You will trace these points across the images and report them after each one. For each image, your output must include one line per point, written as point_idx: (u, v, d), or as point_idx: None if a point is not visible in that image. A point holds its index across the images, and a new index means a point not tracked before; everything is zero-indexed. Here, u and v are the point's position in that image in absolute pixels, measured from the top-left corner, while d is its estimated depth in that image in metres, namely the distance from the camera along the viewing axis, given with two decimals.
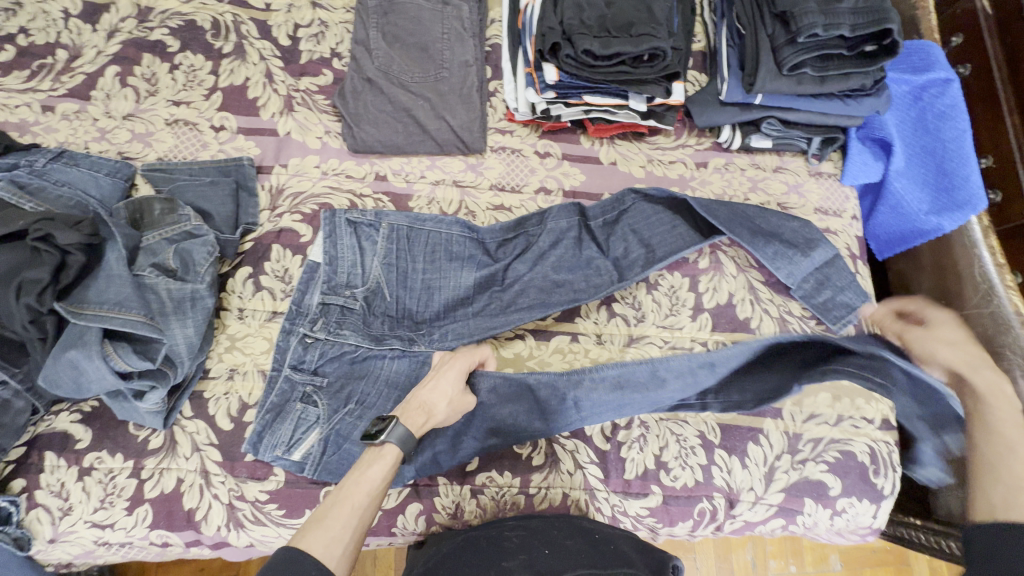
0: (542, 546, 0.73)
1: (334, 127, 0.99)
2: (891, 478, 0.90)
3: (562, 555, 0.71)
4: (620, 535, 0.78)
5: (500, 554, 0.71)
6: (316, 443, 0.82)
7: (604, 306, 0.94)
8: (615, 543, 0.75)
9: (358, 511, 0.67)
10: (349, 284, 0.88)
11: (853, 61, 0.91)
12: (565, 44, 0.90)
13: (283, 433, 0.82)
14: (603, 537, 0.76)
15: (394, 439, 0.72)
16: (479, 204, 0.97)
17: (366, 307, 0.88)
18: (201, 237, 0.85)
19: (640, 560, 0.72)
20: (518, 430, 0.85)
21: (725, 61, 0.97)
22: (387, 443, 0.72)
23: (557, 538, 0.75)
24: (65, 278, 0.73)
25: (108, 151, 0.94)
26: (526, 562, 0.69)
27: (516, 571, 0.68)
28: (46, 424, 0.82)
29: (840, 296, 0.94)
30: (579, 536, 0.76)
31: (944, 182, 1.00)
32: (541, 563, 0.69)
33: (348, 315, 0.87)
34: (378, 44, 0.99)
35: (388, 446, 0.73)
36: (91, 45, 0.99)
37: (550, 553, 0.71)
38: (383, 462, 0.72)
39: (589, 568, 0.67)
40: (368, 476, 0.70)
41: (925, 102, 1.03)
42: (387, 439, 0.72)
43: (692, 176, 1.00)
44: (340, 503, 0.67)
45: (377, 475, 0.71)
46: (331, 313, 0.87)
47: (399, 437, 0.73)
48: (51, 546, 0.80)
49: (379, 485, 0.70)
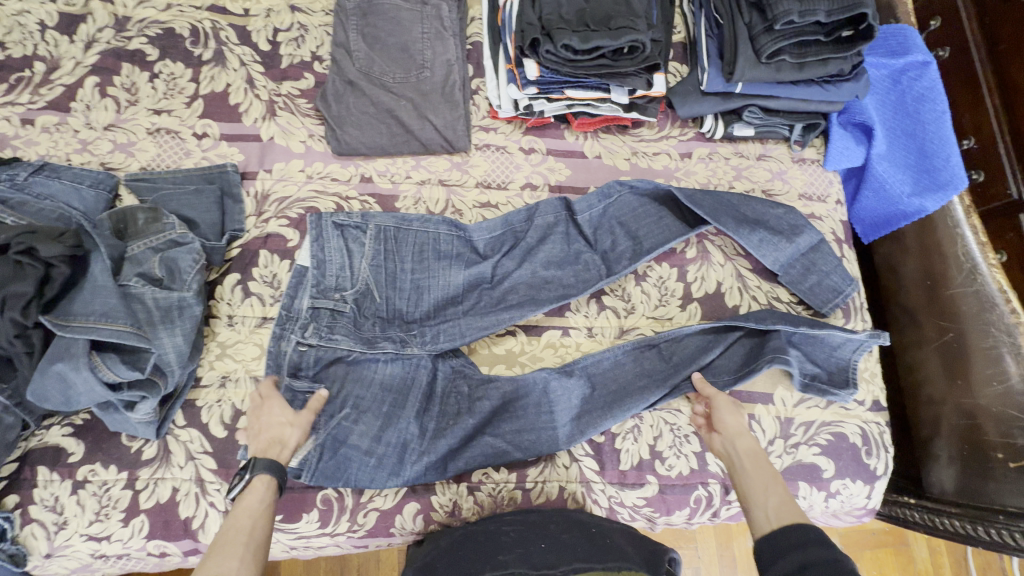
0: (538, 539, 0.74)
1: (317, 130, 0.99)
2: (883, 459, 0.91)
3: (557, 548, 0.73)
4: (616, 528, 0.79)
5: (496, 547, 0.73)
6: (310, 450, 0.81)
7: (595, 300, 0.94)
8: (611, 537, 0.76)
9: (244, 536, 0.65)
10: (338, 287, 0.88)
11: (829, 47, 0.92)
12: (544, 39, 0.90)
13: None
14: (601, 531, 0.77)
15: (262, 468, 0.71)
16: (465, 202, 0.97)
17: (356, 309, 0.89)
18: (186, 245, 0.84)
19: (635, 552, 0.74)
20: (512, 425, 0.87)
21: (705, 51, 0.98)
22: (255, 477, 0.70)
23: (554, 532, 0.76)
24: (49, 291, 0.72)
25: (91, 162, 0.94)
26: (522, 556, 0.71)
27: (514, 565, 0.70)
28: (37, 439, 0.81)
29: (826, 281, 0.94)
30: (576, 528, 0.77)
31: (926, 164, 1.00)
32: (536, 557, 0.71)
33: (339, 318, 0.87)
34: (358, 46, 0.98)
35: (258, 478, 0.70)
36: (69, 56, 0.98)
37: (546, 547, 0.73)
38: (260, 491, 0.70)
39: (584, 561, 0.70)
40: (251, 503, 0.68)
41: (904, 85, 1.04)
42: (253, 473, 0.70)
43: (677, 167, 1.01)
44: (227, 534, 0.65)
45: (255, 503, 0.69)
46: (321, 317, 0.87)
47: (268, 465, 0.71)
48: (48, 561, 0.79)
49: (263, 509, 0.69)
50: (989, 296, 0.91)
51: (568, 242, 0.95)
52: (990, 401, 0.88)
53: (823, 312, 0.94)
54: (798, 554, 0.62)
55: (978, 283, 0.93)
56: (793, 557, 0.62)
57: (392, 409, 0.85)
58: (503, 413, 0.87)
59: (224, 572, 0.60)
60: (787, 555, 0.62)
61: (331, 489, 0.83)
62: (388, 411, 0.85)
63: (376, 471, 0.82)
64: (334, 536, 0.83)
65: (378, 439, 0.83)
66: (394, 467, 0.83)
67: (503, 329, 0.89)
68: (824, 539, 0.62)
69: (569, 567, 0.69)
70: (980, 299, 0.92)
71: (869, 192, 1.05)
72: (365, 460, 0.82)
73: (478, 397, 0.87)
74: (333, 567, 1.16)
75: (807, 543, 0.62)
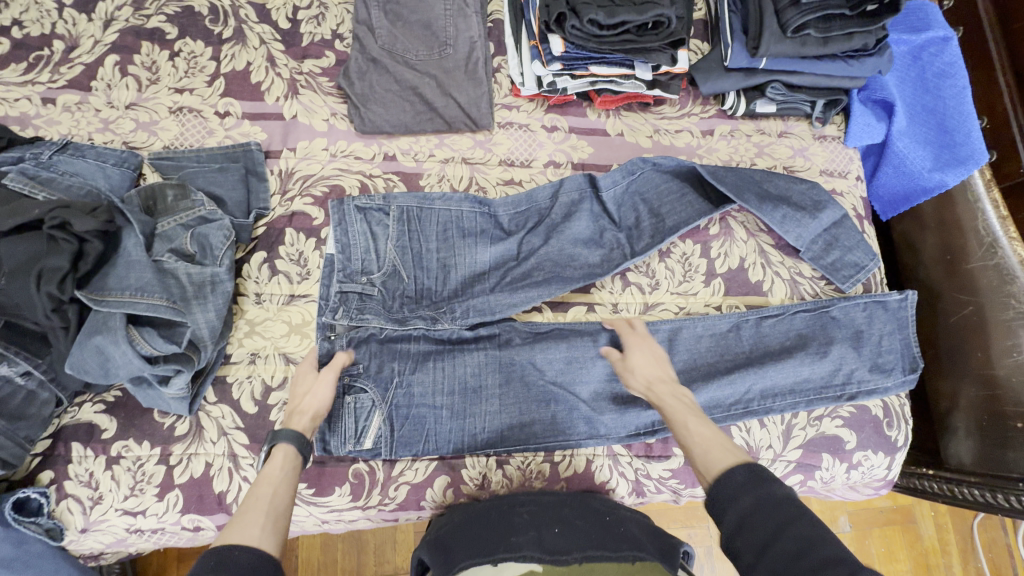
0: (552, 525, 0.75)
1: (340, 109, 0.98)
2: (903, 431, 0.93)
3: (572, 533, 0.73)
4: (634, 516, 0.79)
5: (510, 529, 0.74)
6: (381, 426, 0.83)
7: (619, 276, 0.95)
8: (627, 526, 0.75)
9: (267, 504, 0.64)
10: (364, 271, 0.88)
11: (856, 21, 0.91)
12: (570, 14, 0.89)
13: (347, 427, 0.82)
14: (615, 520, 0.76)
15: (285, 438, 0.71)
16: (489, 180, 0.97)
17: (384, 291, 0.89)
18: (216, 221, 0.85)
19: (652, 543, 0.73)
20: (543, 403, 0.87)
21: (729, 27, 0.97)
22: (276, 447, 0.71)
23: (569, 518, 0.76)
24: (83, 266, 0.72)
25: (113, 142, 0.93)
26: (535, 539, 0.73)
27: (526, 547, 0.71)
28: (70, 416, 0.82)
29: (847, 257, 0.95)
30: (590, 515, 0.77)
31: (947, 139, 1.00)
32: (550, 541, 0.72)
33: (368, 301, 0.88)
34: (380, 23, 0.98)
35: (279, 447, 0.71)
36: (88, 35, 0.97)
37: (561, 531, 0.74)
38: (281, 460, 0.70)
39: (599, 550, 0.70)
40: (272, 468, 0.69)
41: (925, 61, 1.04)
42: (274, 443, 0.71)
43: (699, 144, 1.02)
44: (249, 500, 0.64)
45: (277, 471, 0.69)
46: (350, 300, 0.87)
47: (288, 435, 0.72)
48: (83, 536, 0.80)
49: (286, 478, 0.69)
50: (1009, 269, 0.91)
51: (594, 220, 0.95)
52: (1008, 372, 0.89)
53: (844, 288, 0.95)
54: (750, 493, 0.61)
55: (999, 256, 0.92)
56: (733, 512, 0.61)
57: (433, 387, 0.86)
58: (546, 397, 0.88)
59: (247, 538, 0.59)
60: (728, 511, 0.62)
61: (363, 463, 0.84)
62: (435, 386, 0.86)
63: (447, 421, 0.85)
64: (366, 510, 0.84)
65: (438, 392, 0.86)
66: (467, 410, 0.86)
67: (529, 306, 0.89)
68: (755, 479, 0.63)
69: (582, 555, 0.70)
70: (1000, 273, 0.92)
71: (889, 168, 1.06)
72: (438, 414, 0.85)
73: (510, 371, 0.88)
74: (351, 549, 1.17)
75: (749, 485, 0.62)
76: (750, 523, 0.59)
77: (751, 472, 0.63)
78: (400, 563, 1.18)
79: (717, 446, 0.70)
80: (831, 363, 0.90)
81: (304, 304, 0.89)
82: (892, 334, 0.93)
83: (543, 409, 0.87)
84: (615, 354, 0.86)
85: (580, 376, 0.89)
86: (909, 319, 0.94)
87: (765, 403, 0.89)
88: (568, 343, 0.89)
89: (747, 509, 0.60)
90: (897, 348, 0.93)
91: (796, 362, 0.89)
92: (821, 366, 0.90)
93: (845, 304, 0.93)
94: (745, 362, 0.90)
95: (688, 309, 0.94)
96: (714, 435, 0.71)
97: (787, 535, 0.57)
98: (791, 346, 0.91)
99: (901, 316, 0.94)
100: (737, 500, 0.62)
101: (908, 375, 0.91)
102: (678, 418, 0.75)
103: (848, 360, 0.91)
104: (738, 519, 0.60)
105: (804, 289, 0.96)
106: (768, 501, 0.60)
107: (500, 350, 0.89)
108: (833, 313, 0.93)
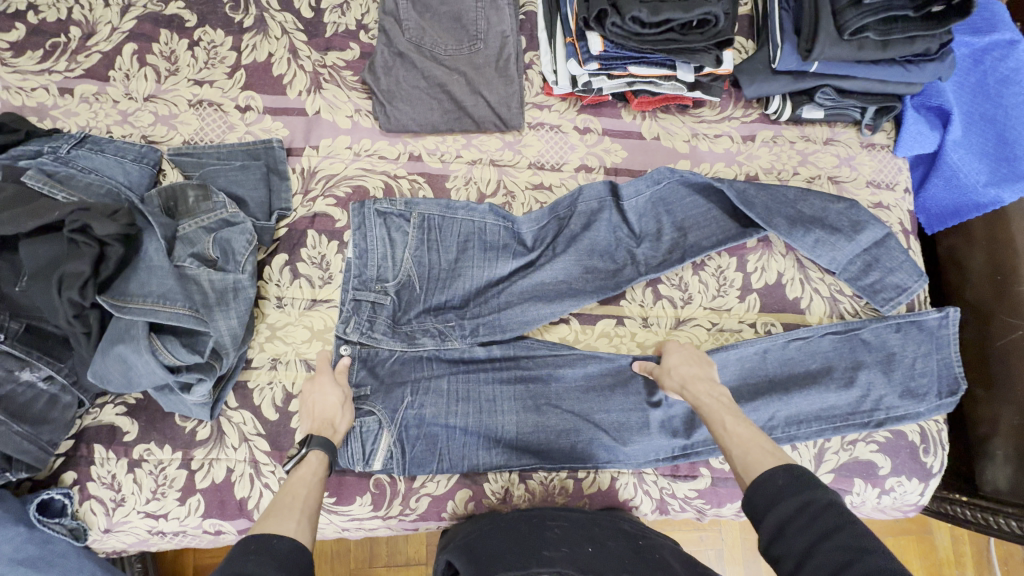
0: (584, 543, 0.72)
1: (364, 105, 0.94)
2: (940, 457, 0.89)
3: (605, 554, 0.70)
4: (665, 543, 0.75)
5: (542, 543, 0.72)
6: (391, 447, 0.81)
7: (650, 288, 0.91)
8: (658, 550, 0.72)
9: (298, 506, 0.64)
10: (379, 279, 0.86)
11: (919, 23, 0.85)
12: (611, 10, 0.84)
13: (356, 451, 0.80)
14: (648, 544, 0.73)
15: (318, 444, 0.72)
16: (518, 183, 0.93)
17: (398, 301, 0.87)
18: (239, 225, 0.82)
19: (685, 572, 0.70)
20: (559, 430, 0.85)
21: (779, 25, 0.91)
22: (309, 452, 0.71)
23: (600, 536, 0.74)
24: (104, 271, 0.71)
25: (132, 135, 0.91)
26: (568, 555, 0.69)
27: (560, 563, 0.68)
28: (92, 417, 0.81)
29: (889, 278, 0.90)
30: (622, 537, 0.74)
31: (1005, 152, 0.95)
32: (583, 560, 0.69)
33: (381, 311, 0.86)
34: (409, 14, 0.93)
35: (312, 453, 0.71)
36: (105, 21, 0.94)
37: (594, 551, 0.71)
38: (314, 465, 0.70)
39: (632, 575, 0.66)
40: (307, 473, 0.69)
41: (986, 66, 0.97)
42: (308, 448, 0.71)
43: (739, 151, 0.96)
44: (283, 502, 0.64)
45: (308, 475, 0.69)
46: (363, 310, 0.85)
47: (322, 442, 0.72)
48: (106, 536, 0.80)
49: (316, 483, 0.68)
50: None
51: (611, 230, 0.91)
52: None
53: (884, 311, 0.90)
54: (790, 498, 0.59)
55: None
56: (770, 520, 0.59)
57: (449, 403, 0.84)
58: (571, 429, 0.85)
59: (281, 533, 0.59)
60: (765, 517, 0.59)
61: (383, 474, 0.83)
62: (446, 406, 0.84)
63: (464, 437, 0.83)
64: (387, 519, 0.83)
65: (450, 414, 0.83)
66: (481, 433, 0.84)
67: (543, 323, 0.87)
68: (793, 484, 0.60)
69: None
70: None
71: (939, 179, 1.00)
72: (452, 431, 0.83)
73: (522, 383, 0.87)
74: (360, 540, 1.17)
75: (791, 489, 0.59)
76: (789, 531, 0.57)
77: (792, 474, 0.61)
78: (411, 555, 1.18)
79: (758, 446, 0.67)
80: (859, 390, 0.87)
81: (326, 309, 0.86)
82: (929, 355, 0.89)
83: (562, 438, 0.85)
84: (651, 364, 0.84)
85: (600, 404, 0.86)
86: (950, 338, 0.89)
87: (789, 430, 0.86)
88: (599, 358, 0.87)
89: (787, 517, 0.58)
90: (938, 371, 0.89)
91: (821, 389, 0.86)
92: (856, 392, 0.87)
93: (882, 324, 0.89)
94: (773, 386, 0.87)
95: (722, 326, 0.90)
96: (754, 436, 0.69)
97: (830, 547, 0.54)
98: (826, 368, 0.88)
99: (941, 335, 0.89)
100: (775, 505, 0.59)
101: (944, 399, 0.87)
102: (716, 418, 0.73)
103: (876, 386, 0.87)
104: (776, 526, 0.58)
105: (844, 308, 0.92)
106: (811, 509, 0.57)
107: (513, 366, 0.87)
108: (864, 335, 0.89)
